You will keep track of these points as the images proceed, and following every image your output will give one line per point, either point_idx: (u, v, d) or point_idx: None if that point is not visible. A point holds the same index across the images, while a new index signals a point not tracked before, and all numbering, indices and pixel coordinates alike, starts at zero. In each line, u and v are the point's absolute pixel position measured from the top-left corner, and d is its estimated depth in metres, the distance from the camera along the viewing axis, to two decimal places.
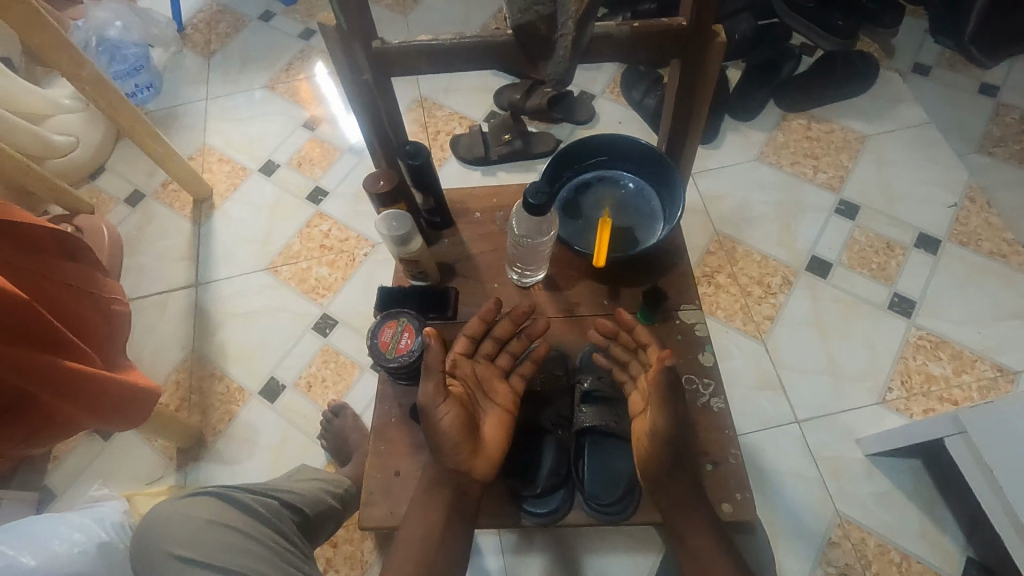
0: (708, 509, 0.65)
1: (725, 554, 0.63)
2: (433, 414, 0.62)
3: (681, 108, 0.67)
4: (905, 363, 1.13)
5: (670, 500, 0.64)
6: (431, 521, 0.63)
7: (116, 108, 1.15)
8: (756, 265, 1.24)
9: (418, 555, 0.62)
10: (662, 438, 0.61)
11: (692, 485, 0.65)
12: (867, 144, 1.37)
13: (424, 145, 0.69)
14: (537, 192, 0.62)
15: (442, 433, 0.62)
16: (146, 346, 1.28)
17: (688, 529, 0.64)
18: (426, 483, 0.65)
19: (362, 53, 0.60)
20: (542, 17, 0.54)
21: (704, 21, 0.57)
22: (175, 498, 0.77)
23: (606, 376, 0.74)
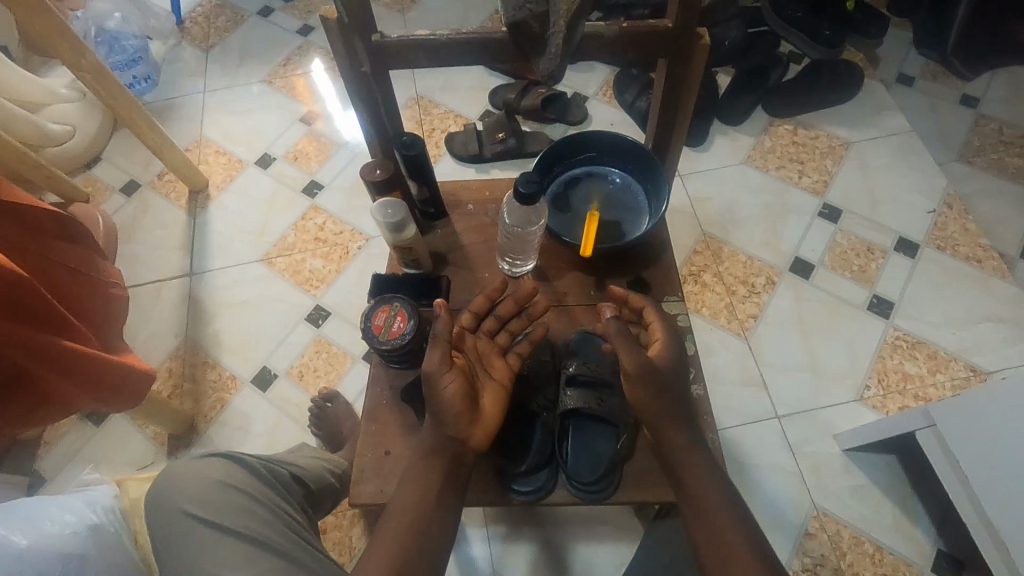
0: (714, 471, 0.66)
1: (731, 512, 0.63)
2: (436, 379, 0.65)
3: (667, 106, 0.70)
4: (882, 362, 1.17)
5: (673, 460, 0.67)
6: (427, 486, 0.64)
7: (116, 97, 1.17)
8: (741, 265, 1.28)
9: (410, 520, 0.61)
10: (664, 391, 0.68)
11: (694, 447, 0.67)
12: (851, 150, 1.41)
13: (420, 136, 0.71)
14: (528, 182, 0.65)
15: (445, 398, 0.64)
16: (140, 333, 1.29)
17: (696, 488, 0.64)
18: (422, 453, 0.66)
19: (362, 46, 0.63)
20: (535, 15, 0.57)
21: (689, 23, 0.60)
22: (189, 459, 0.81)
23: (591, 361, 0.76)
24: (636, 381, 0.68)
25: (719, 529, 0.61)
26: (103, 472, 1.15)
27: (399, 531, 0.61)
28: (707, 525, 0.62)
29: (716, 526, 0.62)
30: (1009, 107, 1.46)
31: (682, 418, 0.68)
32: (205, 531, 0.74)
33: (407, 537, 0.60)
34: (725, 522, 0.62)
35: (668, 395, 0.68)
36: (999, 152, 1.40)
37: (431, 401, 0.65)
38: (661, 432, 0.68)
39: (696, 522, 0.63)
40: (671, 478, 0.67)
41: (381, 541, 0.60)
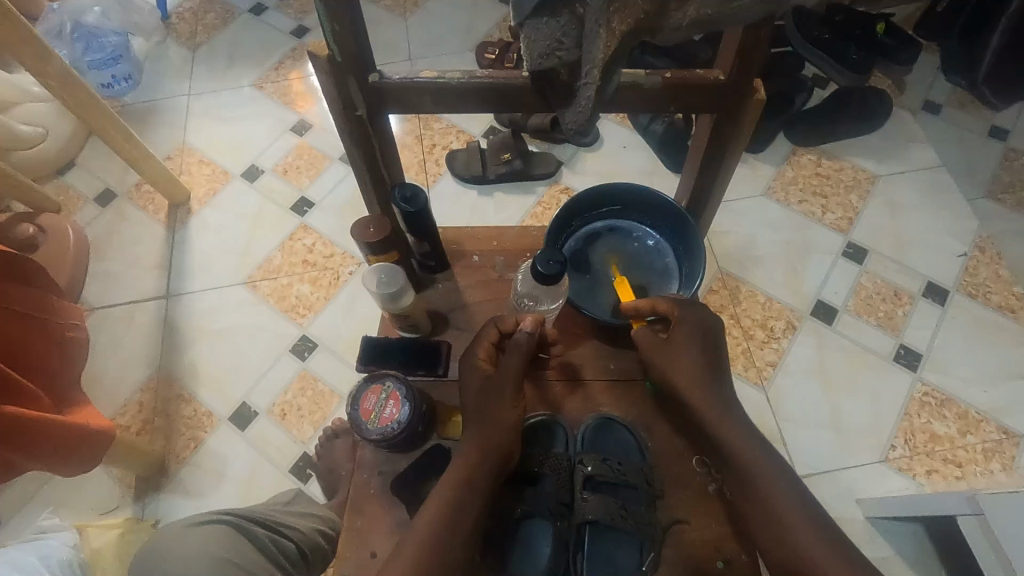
0: (795, 488, 0.61)
1: (820, 533, 0.57)
2: (490, 399, 0.65)
3: (706, 168, 0.64)
4: (909, 420, 1.09)
5: (746, 489, 0.62)
6: (460, 506, 0.59)
7: (87, 107, 1.06)
8: (760, 307, 1.19)
9: (435, 545, 0.56)
10: (727, 410, 0.64)
11: (769, 468, 0.62)
12: (877, 185, 1.33)
13: (420, 187, 0.63)
14: (549, 261, 0.60)
15: (504, 416, 0.64)
16: (110, 361, 1.19)
17: (777, 506, 0.60)
18: (462, 470, 0.60)
19: (357, 89, 0.54)
20: (564, 63, 0.47)
21: (743, 80, 0.52)
22: (184, 527, 0.72)
23: (612, 459, 0.70)
24: (698, 400, 0.64)
25: (810, 550, 0.57)
26: (63, 517, 1.06)
27: (422, 552, 0.55)
28: (794, 553, 0.57)
29: (806, 552, 0.57)
30: None
31: (751, 431, 0.64)
32: None
33: (432, 562, 0.55)
34: (814, 542, 0.57)
35: (733, 411, 0.64)
36: None
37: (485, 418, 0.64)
38: (729, 454, 0.63)
39: (779, 549, 0.59)
40: (747, 502, 0.62)
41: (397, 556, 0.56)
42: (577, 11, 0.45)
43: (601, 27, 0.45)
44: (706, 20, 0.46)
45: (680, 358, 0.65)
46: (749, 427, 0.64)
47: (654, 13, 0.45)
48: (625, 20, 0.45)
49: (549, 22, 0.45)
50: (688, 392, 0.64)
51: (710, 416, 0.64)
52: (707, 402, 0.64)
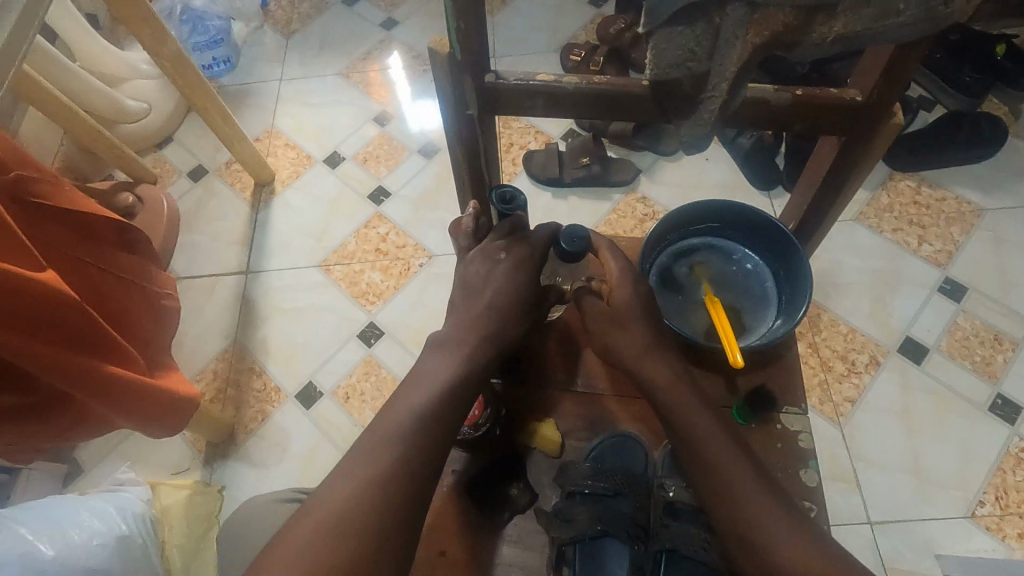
0: (755, 464, 0.59)
1: (778, 505, 0.56)
2: (503, 309, 0.63)
3: (825, 193, 0.63)
4: (1002, 476, 1.01)
5: (709, 482, 0.59)
6: (434, 405, 0.57)
7: (192, 86, 1.12)
8: (841, 338, 1.13)
9: (407, 439, 0.55)
10: (685, 383, 0.62)
11: (725, 440, 0.59)
12: (983, 219, 1.23)
13: (520, 190, 0.65)
14: (574, 239, 0.63)
15: (508, 330, 0.63)
16: (190, 328, 1.26)
17: (732, 480, 0.57)
18: (451, 368, 0.59)
19: (472, 87, 0.54)
20: (692, 75, 0.46)
21: (880, 104, 0.50)
22: (272, 502, 0.79)
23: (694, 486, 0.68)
24: (647, 368, 0.63)
25: (766, 523, 0.55)
26: (139, 471, 1.12)
27: (391, 443, 0.54)
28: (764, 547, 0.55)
29: (760, 524, 0.55)
30: None
31: (701, 400, 0.62)
32: None
33: (403, 457, 0.54)
34: (772, 516, 0.56)
35: (687, 381, 0.63)
36: None
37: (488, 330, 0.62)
38: (683, 424, 0.61)
39: (729, 517, 0.57)
40: (694, 472, 0.60)
41: (365, 442, 0.55)
42: (714, 22, 0.42)
43: (738, 39, 0.43)
44: (851, 38, 0.43)
45: (628, 327, 0.63)
46: (706, 401, 0.62)
47: (797, 26, 0.43)
48: (764, 33, 0.43)
49: (684, 32, 0.43)
50: (631, 361, 0.63)
51: (659, 383, 0.62)
52: (662, 372, 0.62)
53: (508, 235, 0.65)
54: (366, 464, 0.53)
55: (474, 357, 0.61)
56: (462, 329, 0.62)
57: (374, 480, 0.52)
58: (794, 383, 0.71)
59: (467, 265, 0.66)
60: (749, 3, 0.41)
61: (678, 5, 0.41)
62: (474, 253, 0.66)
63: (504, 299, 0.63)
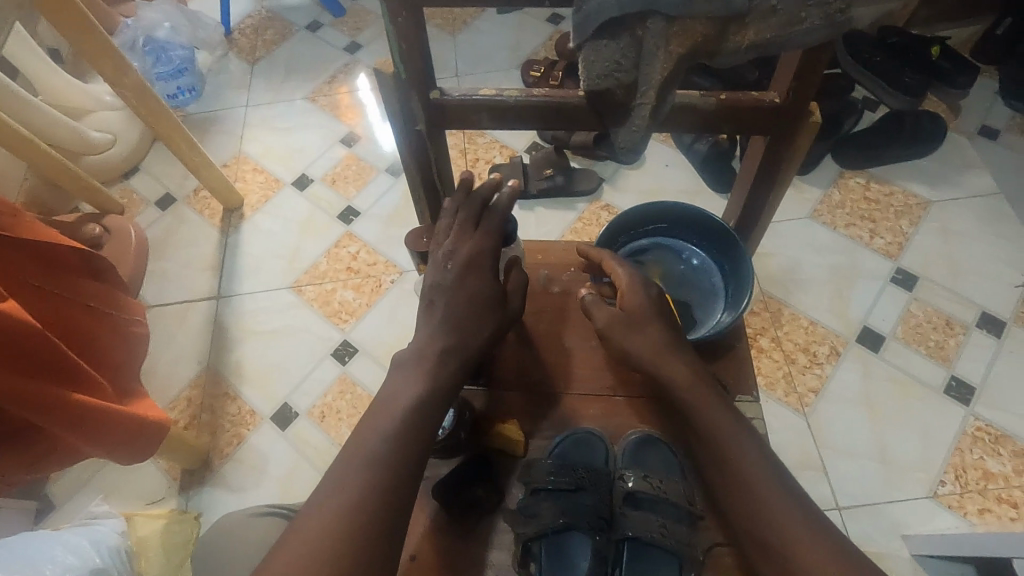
0: (776, 470, 0.59)
1: (801, 512, 0.56)
2: (471, 318, 0.66)
3: (759, 193, 0.69)
4: (960, 456, 1.05)
5: (729, 477, 0.59)
6: (417, 418, 0.59)
7: (155, 115, 1.13)
8: (802, 332, 1.17)
9: (390, 461, 0.55)
10: (709, 389, 0.64)
11: (749, 444, 0.60)
12: (930, 211, 1.29)
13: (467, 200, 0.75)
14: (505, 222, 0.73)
15: (475, 336, 0.66)
16: (163, 356, 1.25)
17: (754, 483, 0.58)
18: (423, 384, 0.61)
19: (420, 103, 0.60)
20: (621, 84, 0.49)
21: (798, 103, 0.55)
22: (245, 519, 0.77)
23: (653, 475, 0.69)
24: (664, 365, 0.65)
25: (785, 524, 0.55)
26: (112, 504, 1.11)
27: (367, 468, 0.54)
28: (784, 542, 0.54)
29: (781, 526, 0.55)
30: None
31: (725, 404, 0.63)
32: None
33: (387, 480, 0.54)
34: (792, 520, 0.55)
35: (704, 379, 0.65)
36: None
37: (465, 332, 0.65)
38: (705, 426, 0.62)
39: (746, 512, 0.57)
40: (715, 475, 0.61)
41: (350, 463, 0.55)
42: (637, 35, 0.46)
43: (660, 50, 0.46)
44: (765, 45, 0.47)
45: (641, 323, 0.67)
46: (730, 407, 0.63)
47: (713, 37, 0.46)
48: (684, 42, 0.46)
49: (609, 44, 0.46)
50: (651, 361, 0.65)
51: (679, 382, 0.64)
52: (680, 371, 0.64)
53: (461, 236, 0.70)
54: (353, 486, 0.53)
55: (445, 375, 0.62)
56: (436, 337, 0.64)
57: (368, 480, 0.54)
58: (743, 372, 0.74)
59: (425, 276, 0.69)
60: (666, 17, 0.44)
61: (599, 21, 0.45)
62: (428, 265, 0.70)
63: (470, 304, 0.66)
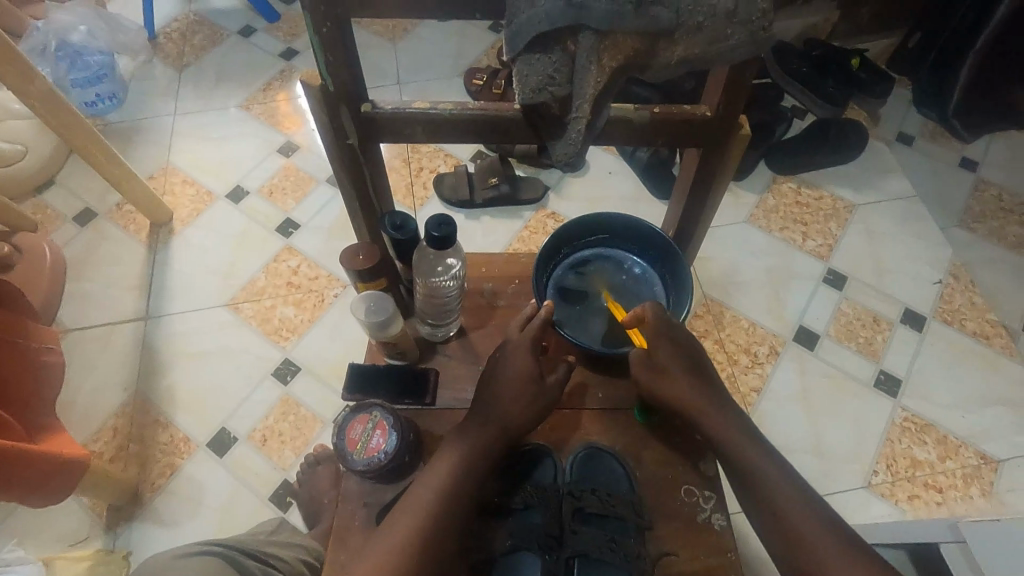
0: (804, 494, 0.63)
1: (831, 535, 0.60)
2: (510, 391, 0.65)
3: (695, 202, 0.70)
4: (891, 446, 1.10)
5: (760, 503, 0.63)
6: (449, 496, 0.60)
7: (68, 126, 1.05)
8: (743, 333, 1.21)
9: (421, 538, 0.57)
10: (731, 423, 0.67)
11: (777, 473, 0.64)
12: (855, 214, 1.36)
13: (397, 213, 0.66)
14: (441, 225, 0.60)
15: (513, 411, 0.65)
16: (83, 384, 1.16)
17: (781, 506, 0.62)
18: (456, 460, 0.62)
19: (350, 116, 0.58)
20: (556, 98, 0.48)
21: (729, 116, 0.57)
22: (171, 561, 0.69)
23: (602, 491, 0.69)
24: (691, 404, 0.68)
25: (815, 544, 0.59)
26: (28, 549, 1.01)
27: (415, 518, 0.58)
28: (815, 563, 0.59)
29: (811, 545, 0.59)
30: (1008, 175, 1.45)
31: (751, 437, 0.67)
32: None
33: (426, 542, 0.57)
34: (824, 543, 0.59)
35: (729, 415, 0.68)
36: (1000, 220, 1.39)
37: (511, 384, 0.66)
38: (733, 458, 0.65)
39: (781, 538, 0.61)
40: (747, 500, 0.65)
41: (389, 534, 0.57)
42: (569, 49, 0.46)
43: (592, 64, 0.46)
44: (694, 59, 0.48)
45: (666, 371, 0.68)
46: (757, 439, 0.67)
47: (643, 51, 0.47)
48: (616, 56, 0.46)
49: (541, 58, 0.46)
50: (686, 406, 0.68)
51: (708, 420, 0.67)
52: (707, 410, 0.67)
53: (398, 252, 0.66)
54: (385, 558, 0.56)
55: (487, 441, 0.63)
56: (474, 413, 0.65)
57: (417, 533, 0.57)
58: None
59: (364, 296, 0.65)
60: (597, 32, 0.44)
61: (530, 35, 0.44)
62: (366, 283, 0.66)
63: (512, 381, 0.66)
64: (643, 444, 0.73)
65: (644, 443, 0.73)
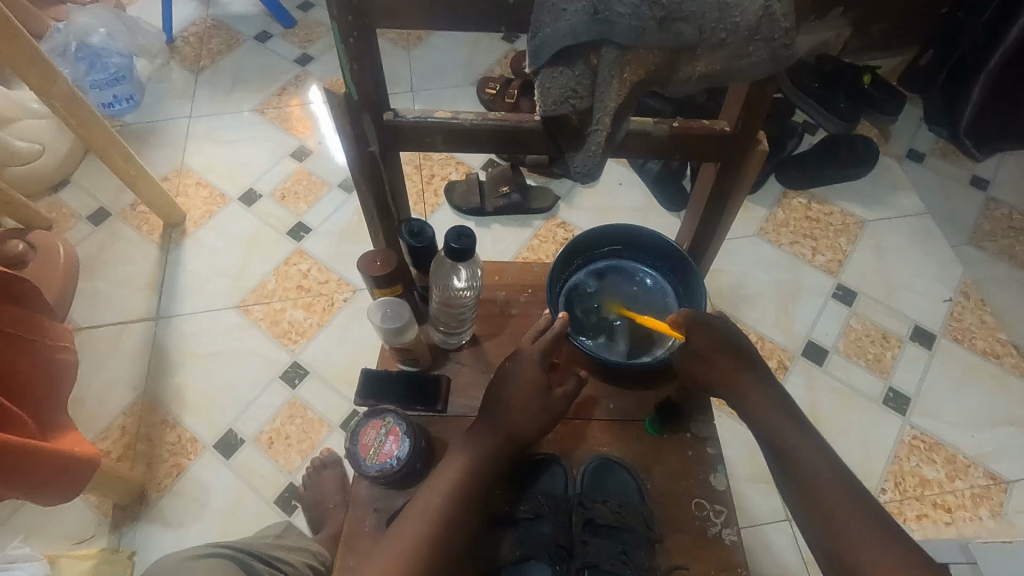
0: (849, 487, 0.61)
1: (871, 521, 0.58)
2: (518, 399, 0.65)
3: (710, 216, 0.70)
4: (899, 463, 1.10)
5: (800, 484, 0.62)
6: (456, 504, 0.60)
7: (87, 126, 1.06)
8: (752, 346, 1.20)
9: (426, 546, 0.57)
10: (775, 409, 0.66)
11: (824, 464, 0.62)
12: (866, 230, 1.36)
13: (414, 220, 0.66)
14: (461, 236, 0.61)
15: (521, 418, 0.65)
16: (93, 383, 1.17)
17: (822, 487, 0.61)
18: (463, 467, 0.62)
19: (372, 125, 0.59)
20: (578, 111, 0.49)
21: (747, 133, 0.57)
22: (182, 561, 0.69)
23: (612, 501, 0.69)
24: (731, 387, 0.68)
25: (858, 538, 0.57)
26: (33, 545, 1.02)
27: (421, 521, 0.58)
28: (853, 547, 0.57)
29: (854, 538, 0.57)
30: (1019, 193, 1.45)
31: (798, 425, 0.65)
32: None
33: (431, 547, 0.57)
34: (862, 525, 0.58)
35: (768, 396, 0.67)
36: (1010, 238, 1.38)
37: (517, 389, 0.66)
38: (775, 438, 0.65)
39: (819, 518, 0.60)
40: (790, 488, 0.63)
41: (394, 539, 0.57)
42: (592, 62, 0.46)
43: (614, 78, 0.46)
44: (713, 76, 0.48)
45: (706, 358, 0.68)
46: (804, 428, 0.65)
47: (665, 66, 0.47)
48: (637, 71, 0.47)
49: (564, 72, 0.47)
50: (728, 391, 0.68)
51: (747, 401, 0.67)
52: (746, 391, 0.67)
53: (414, 259, 0.67)
54: (390, 563, 0.56)
55: (493, 444, 0.64)
56: (481, 418, 0.65)
57: (424, 536, 0.57)
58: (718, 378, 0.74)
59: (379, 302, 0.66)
60: (620, 47, 0.45)
61: (554, 48, 0.45)
62: (381, 289, 0.67)
63: (521, 390, 0.65)
64: (654, 456, 0.73)
65: (655, 456, 0.73)
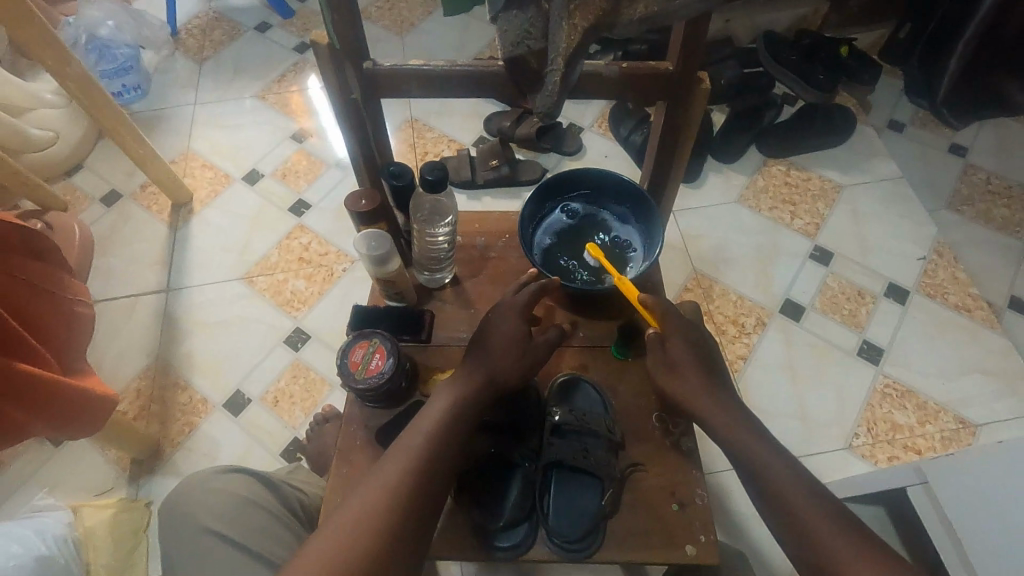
0: (815, 492, 0.64)
1: (837, 519, 0.61)
2: (498, 350, 0.71)
3: (665, 156, 0.77)
4: (872, 410, 1.15)
5: (766, 492, 0.65)
6: (434, 449, 0.65)
7: (99, 107, 1.14)
8: (731, 305, 1.26)
9: (404, 489, 0.61)
10: (735, 421, 0.70)
11: (787, 472, 0.66)
12: (843, 194, 1.42)
13: (396, 164, 0.74)
14: (434, 169, 0.67)
15: (502, 366, 0.70)
16: (108, 350, 1.24)
17: (787, 493, 0.64)
18: (445, 410, 0.67)
19: (353, 73, 0.66)
20: (532, 51, 0.56)
21: (689, 73, 0.64)
22: (210, 474, 0.78)
23: (579, 410, 0.76)
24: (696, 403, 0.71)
25: (830, 544, 0.60)
26: (57, 496, 1.09)
27: (406, 460, 0.63)
28: (826, 552, 0.60)
29: (826, 544, 0.60)
30: (995, 159, 1.50)
31: (759, 436, 0.69)
32: (224, 551, 0.71)
33: (415, 480, 0.62)
34: (829, 527, 0.61)
35: (723, 395, 0.72)
36: (986, 202, 1.43)
37: (499, 344, 0.71)
38: (738, 450, 0.68)
39: (789, 524, 0.63)
40: (764, 503, 0.66)
41: (382, 472, 0.62)
42: (541, 7, 0.53)
43: (562, 20, 0.52)
44: (653, 17, 0.53)
45: (678, 369, 0.73)
46: (765, 439, 0.69)
47: (609, 9, 0.52)
48: (585, 15, 0.52)
49: (517, 14, 0.54)
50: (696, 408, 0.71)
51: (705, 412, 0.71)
52: (703, 402, 0.71)
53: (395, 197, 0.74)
54: (379, 495, 0.60)
55: (476, 394, 0.69)
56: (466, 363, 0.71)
57: (410, 470, 0.63)
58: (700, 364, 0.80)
59: (364, 235, 0.72)
60: None
61: None
62: (366, 226, 0.73)
63: (501, 341, 0.71)
64: (617, 376, 0.81)
65: (619, 377, 0.81)
